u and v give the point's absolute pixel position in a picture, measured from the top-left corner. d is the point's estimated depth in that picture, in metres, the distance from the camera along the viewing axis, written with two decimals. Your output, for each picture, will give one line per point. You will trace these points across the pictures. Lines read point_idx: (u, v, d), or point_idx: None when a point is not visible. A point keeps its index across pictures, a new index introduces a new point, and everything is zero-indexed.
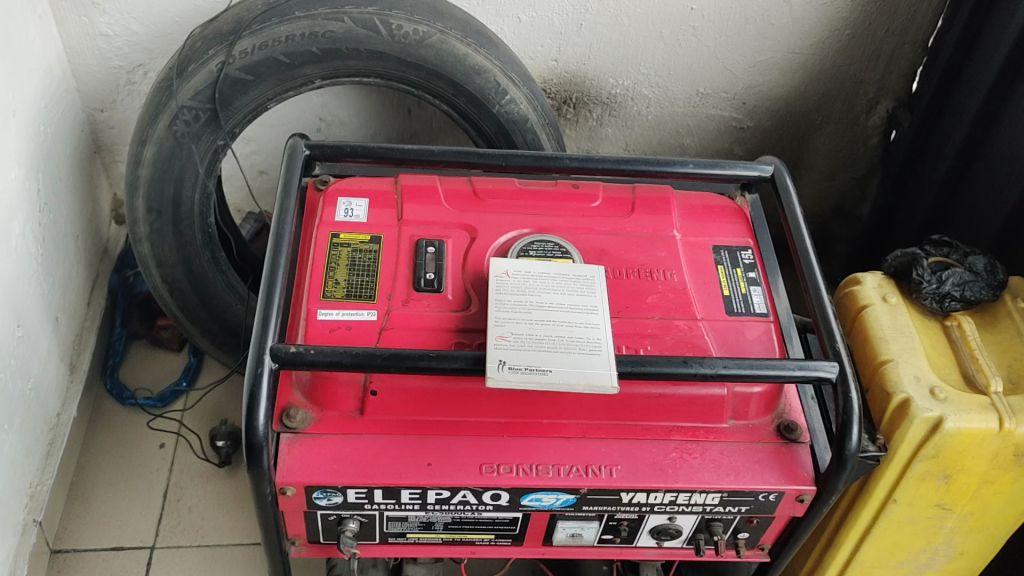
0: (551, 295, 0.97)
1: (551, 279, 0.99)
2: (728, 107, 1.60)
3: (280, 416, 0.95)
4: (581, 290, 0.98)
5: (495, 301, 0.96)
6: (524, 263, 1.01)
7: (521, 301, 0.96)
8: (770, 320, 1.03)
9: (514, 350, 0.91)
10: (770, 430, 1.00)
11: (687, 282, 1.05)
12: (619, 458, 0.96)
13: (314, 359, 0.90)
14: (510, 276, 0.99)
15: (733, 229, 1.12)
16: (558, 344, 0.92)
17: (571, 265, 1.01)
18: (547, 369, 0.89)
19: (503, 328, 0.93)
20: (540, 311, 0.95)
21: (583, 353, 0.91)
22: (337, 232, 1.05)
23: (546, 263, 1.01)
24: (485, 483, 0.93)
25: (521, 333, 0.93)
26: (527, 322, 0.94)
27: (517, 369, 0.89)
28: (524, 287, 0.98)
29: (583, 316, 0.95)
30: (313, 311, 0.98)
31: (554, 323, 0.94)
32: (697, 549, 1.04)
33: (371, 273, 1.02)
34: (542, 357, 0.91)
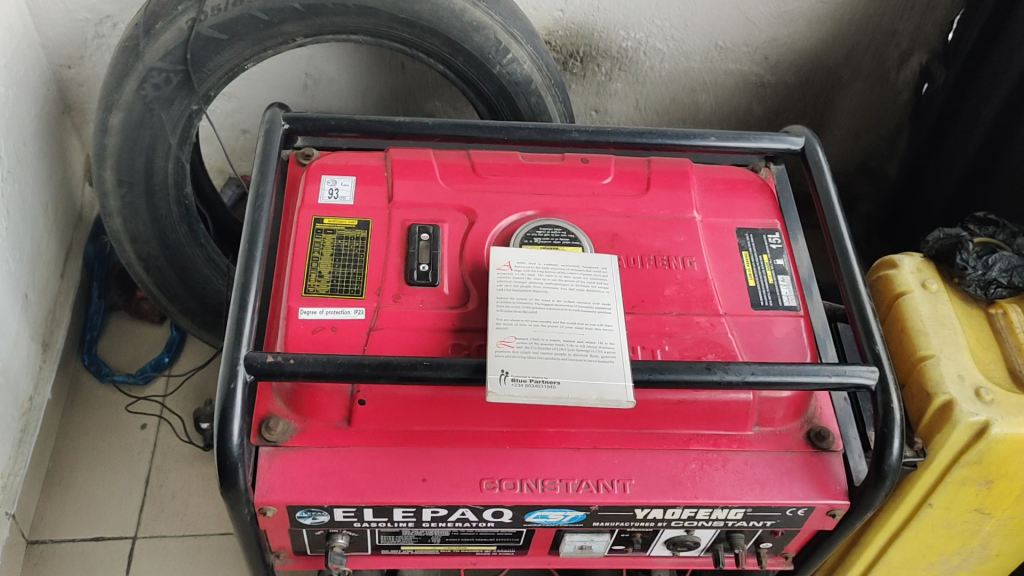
0: (558, 292, 0.87)
1: (558, 272, 0.89)
2: (749, 61, 1.48)
3: (258, 427, 0.86)
4: (592, 286, 0.89)
5: (496, 299, 0.86)
6: (528, 254, 0.91)
7: (525, 300, 0.87)
8: (800, 314, 0.93)
9: (518, 358, 0.82)
10: (799, 437, 0.91)
11: (708, 271, 0.95)
12: (633, 470, 0.88)
13: (294, 370, 0.80)
14: (513, 269, 0.89)
15: (758, 209, 1.02)
16: (567, 350, 0.83)
17: (580, 255, 0.91)
18: (555, 381, 0.80)
19: (505, 332, 0.84)
20: (546, 311, 0.86)
21: (595, 361, 0.82)
22: (321, 217, 0.95)
23: (552, 253, 0.91)
24: (486, 501, 0.85)
25: (525, 338, 0.83)
26: (531, 325, 0.84)
27: (521, 381, 0.80)
28: (529, 282, 0.88)
29: (594, 317, 0.86)
30: (294, 310, 0.88)
31: (562, 326, 0.85)
32: (716, 561, 0.96)
33: (359, 264, 0.92)
34: (548, 366, 0.81)
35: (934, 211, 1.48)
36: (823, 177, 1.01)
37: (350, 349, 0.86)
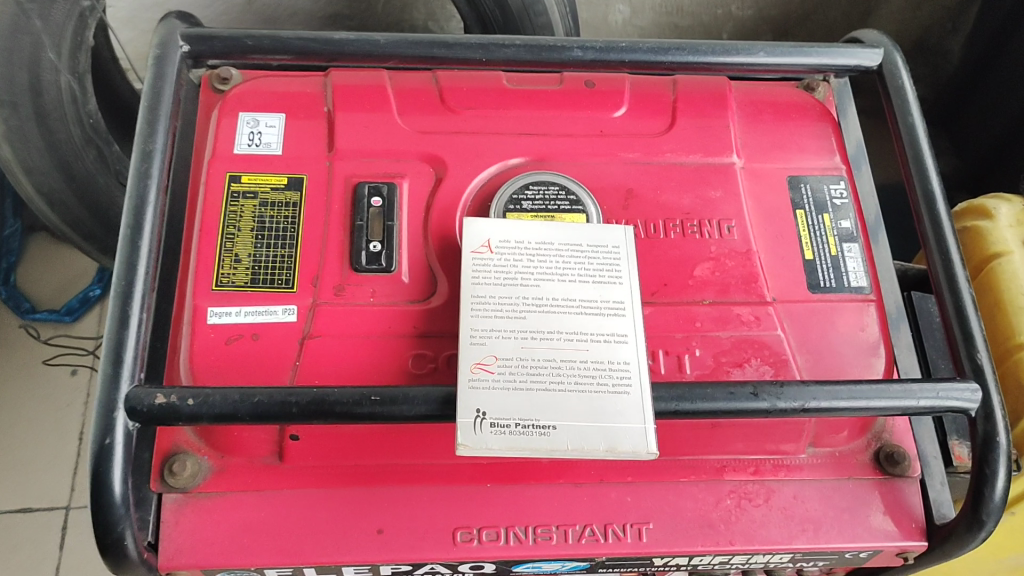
0: (554, 287, 0.65)
1: (553, 256, 0.67)
2: None
3: (160, 469, 0.65)
4: (599, 275, 0.66)
5: (470, 300, 0.64)
6: (512, 227, 0.68)
7: (509, 299, 0.64)
8: (871, 299, 0.71)
9: (499, 390, 0.60)
10: (864, 460, 0.71)
11: (752, 240, 0.72)
12: (650, 510, 0.68)
13: (194, 414, 0.58)
14: (493, 251, 0.66)
15: (817, 146, 0.77)
16: (566, 375, 0.61)
17: (583, 227, 0.68)
18: (549, 425, 0.59)
19: (483, 350, 0.61)
20: (538, 315, 0.63)
21: (604, 391, 0.60)
22: (237, 172, 0.71)
23: (545, 226, 0.68)
24: (461, 558, 0.65)
25: (510, 357, 0.61)
26: (517, 337, 0.62)
27: (504, 426, 0.58)
28: (514, 273, 0.65)
29: (602, 323, 0.63)
30: (201, 310, 0.66)
31: (560, 337, 0.62)
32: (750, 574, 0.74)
33: (288, 242, 0.69)
34: (540, 401, 0.59)
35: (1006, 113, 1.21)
36: (905, 105, 0.75)
37: (276, 366, 0.65)
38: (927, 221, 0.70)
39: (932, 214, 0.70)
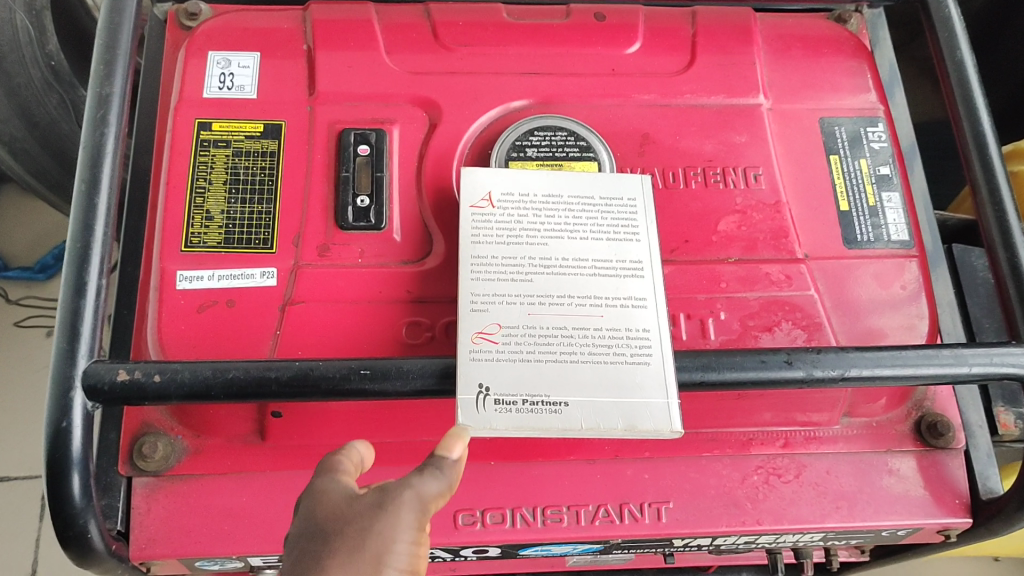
0: (564, 245, 0.58)
1: (562, 210, 0.59)
2: None
3: (128, 449, 0.59)
4: (613, 232, 0.59)
5: (470, 261, 0.57)
6: (516, 178, 0.60)
7: (514, 259, 0.57)
8: (914, 255, 0.64)
9: (505, 362, 0.53)
10: (903, 430, 0.65)
11: (781, 190, 0.65)
12: (670, 488, 0.62)
13: (161, 392, 0.51)
14: (495, 205, 0.59)
15: (851, 84, 0.70)
16: (579, 344, 0.54)
17: (595, 178, 0.61)
18: (560, 400, 0.52)
19: (485, 317, 0.54)
20: (547, 278, 0.56)
21: (622, 362, 0.54)
22: (207, 119, 0.63)
23: (553, 176, 0.61)
24: (464, 542, 0.60)
25: (516, 325, 0.54)
26: (524, 302, 0.55)
27: (510, 404, 0.51)
28: (519, 230, 0.58)
29: (618, 285, 0.57)
30: (170, 274, 0.59)
31: (572, 301, 0.56)
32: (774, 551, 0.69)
33: (266, 196, 0.62)
34: (551, 374, 0.53)
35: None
36: (953, 38, 0.67)
37: (254, 336, 0.58)
38: (978, 168, 0.63)
39: (982, 157, 0.63)
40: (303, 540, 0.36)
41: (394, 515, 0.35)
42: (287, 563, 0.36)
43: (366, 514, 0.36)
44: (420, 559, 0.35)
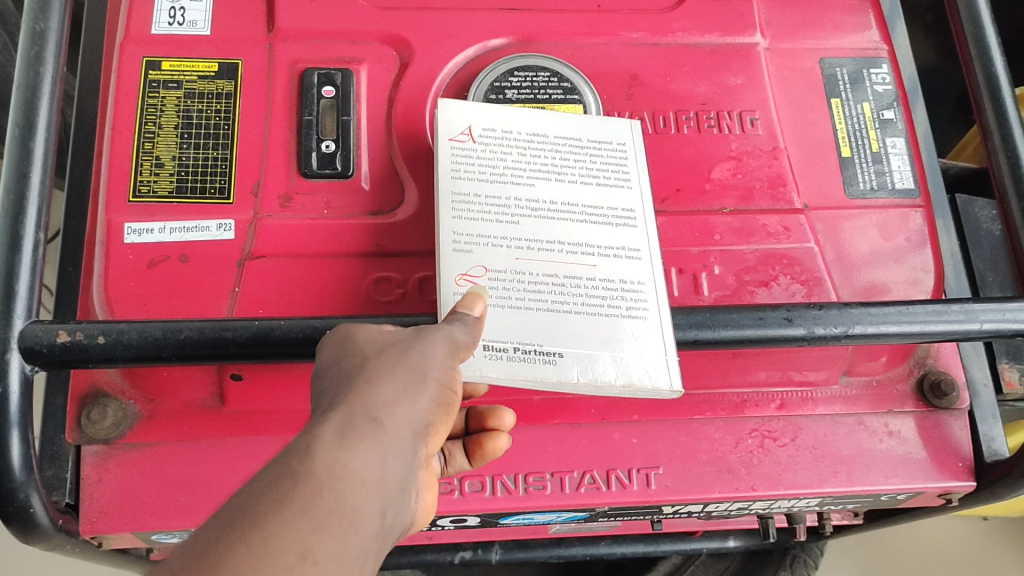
0: (552, 187, 0.53)
1: (548, 150, 0.55)
2: None
3: (75, 416, 0.54)
4: (602, 176, 0.55)
5: (450, 197, 0.52)
6: (497, 113, 0.56)
7: (498, 199, 0.52)
8: (919, 204, 0.61)
9: (492, 308, 0.48)
10: (904, 390, 0.61)
11: (779, 135, 0.61)
12: (660, 453, 0.58)
13: (106, 355, 0.46)
14: (476, 140, 0.54)
15: (852, 22, 0.65)
16: (571, 294, 0.49)
17: (584, 118, 0.57)
18: (554, 351, 0.47)
19: (469, 258, 0.50)
20: (534, 222, 0.52)
21: (617, 316, 0.49)
22: (157, 57, 0.58)
23: (537, 113, 0.56)
24: (441, 512, 0.56)
25: (503, 270, 0.50)
26: (511, 247, 0.50)
27: (500, 351, 0.46)
28: (503, 169, 0.53)
29: (610, 234, 0.52)
30: (117, 227, 0.54)
31: (562, 248, 0.51)
32: (765, 515, 0.66)
33: (222, 142, 0.56)
34: (544, 323, 0.48)
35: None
36: None
37: (211, 293, 0.54)
38: (990, 112, 0.59)
39: (994, 101, 0.58)
40: (336, 359, 0.35)
41: (429, 340, 0.35)
42: (321, 385, 0.34)
43: (402, 334, 0.35)
44: (458, 375, 0.35)
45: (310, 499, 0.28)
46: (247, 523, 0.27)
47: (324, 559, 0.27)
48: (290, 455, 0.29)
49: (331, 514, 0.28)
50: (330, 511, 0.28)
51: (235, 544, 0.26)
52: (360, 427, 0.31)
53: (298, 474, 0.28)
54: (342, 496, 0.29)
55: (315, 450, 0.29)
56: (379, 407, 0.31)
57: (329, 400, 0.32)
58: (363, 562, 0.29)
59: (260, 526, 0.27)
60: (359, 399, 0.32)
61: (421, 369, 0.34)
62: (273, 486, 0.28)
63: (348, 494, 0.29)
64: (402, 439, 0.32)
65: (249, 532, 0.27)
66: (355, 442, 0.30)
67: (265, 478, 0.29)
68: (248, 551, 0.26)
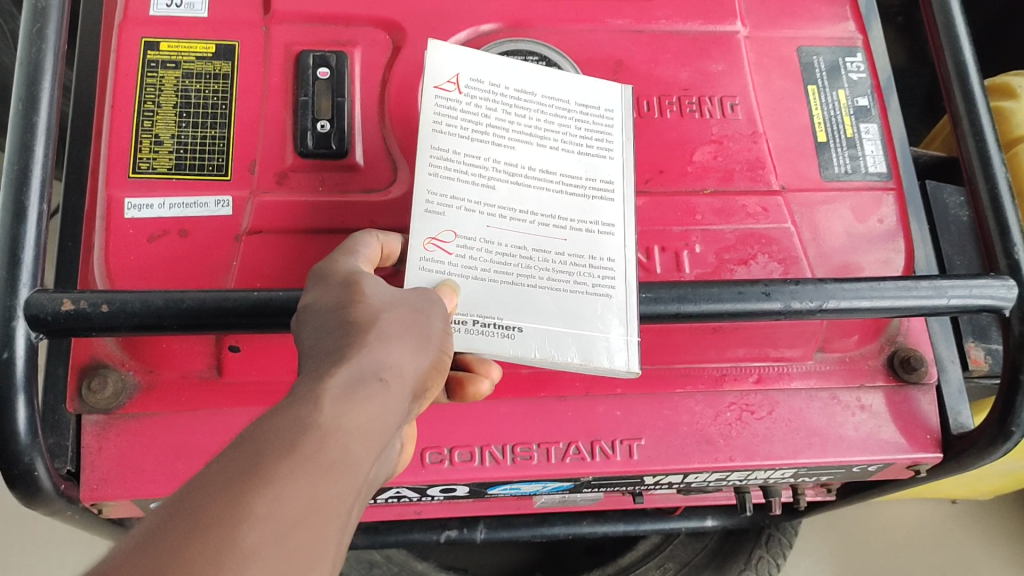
0: (531, 152, 0.52)
1: (532, 112, 0.53)
2: None
3: (76, 386, 0.55)
4: (584, 144, 0.54)
5: (428, 152, 0.50)
6: (485, 62, 0.54)
7: (477, 158, 0.51)
8: (891, 187, 0.63)
9: (456, 277, 0.48)
10: (876, 366, 0.64)
11: (757, 119, 0.63)
12: (643, 425, 0.60)
13: (109, 324, 0.48)
14: (461, 90, 0.53)
15: (829, 12, 0.68)
16: (539, 267, 0.49)
17: (576, 79, 0.55)
18: (514, 326, 0.48)
19: (440, 221, 0.49)
20: (510, 187, 0.51)
21: (582, 292, 0.50)
22: (154, 38, 0.59)
23: (527, 68, 0.54)
24: (431, 480, 0.58)
25: (472, 236, 0.49)
26: (483, 212, 0.50)
27: (459, 324, 0.47)
28: (483, 124, 0.52)
29: (584, 206, 0.52)
30: (117, 203, 0.56)
31: (535, 219, 0.50)
32: (742, 489, 0.69)
33: (219, 120, 0.58)
34: (507, 297, 0.48)
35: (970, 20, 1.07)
36: None
37: (211, 267, 0.55)
38: (958, 94, 0.61)
39: (964, 90, 0.61)
40: (335, 308, 0.36)
41: (427, 309, 0.37)
42: (321, 326, 0.35)
43: (403, 297, 0.37)
44: (450, 345, 0.38)
45: (321, 446, 0.29)
46: (264, 463, 0.28)
47: (335, 497, 0.29)
48: (298, 405, 0.30)
49: (339, 459, 0.30)
50: (340, 456, 0.30)
51: (253, 482, 0.27)
52: (369, 381, 0.32)
53: (310, 422, 0.30)
54: (349, 444, 0.30)
55: (325, 402, 0.30)
56: (384, 367, 0.33)
57: (331, 350, 0.33)
58: (357, 503, 0.31)
59: (276, 469, 0.28)
60: (366, 352, 0.33)
61: (418, 335, 0.36)
62: (284, 432, 0.29)
63: (353, 443, 0.30)
64: (400, 398, 0.33)
65: (272, 464, 0.28)
66: (366, 396, 0.32)
67: (275, 420, 0.30)
68: (266, 489, 0.27)
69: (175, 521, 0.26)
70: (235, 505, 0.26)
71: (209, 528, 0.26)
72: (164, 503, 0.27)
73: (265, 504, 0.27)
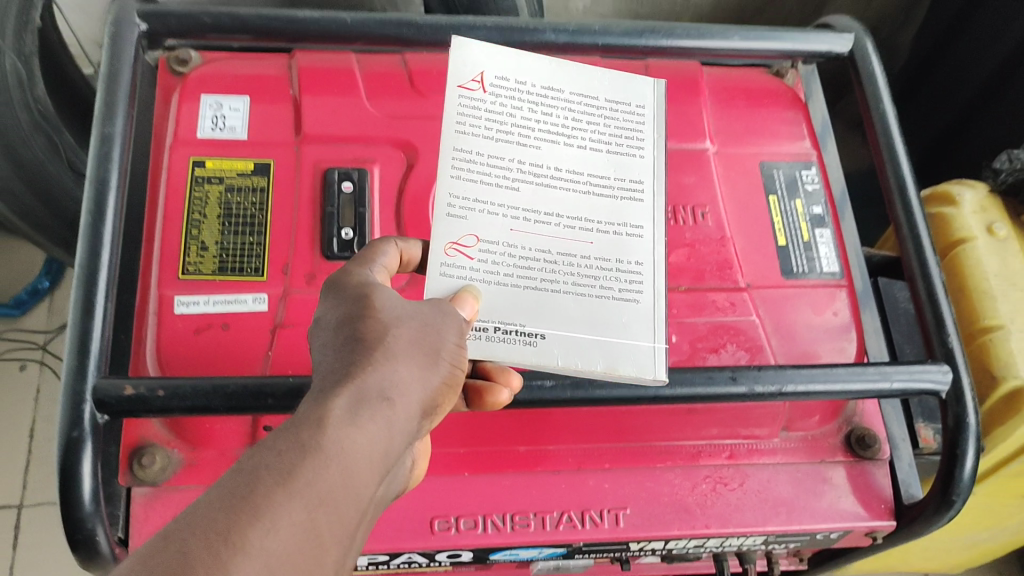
0: (557, 151, 0.55)
1: (560, 108, 0.57)
2: None
3: (128, 461, 0.63)
4: (613, 143, 0.58)
5: (452, 153, 0.52)
6: (508, 62, 0.57)
7: (501, 159, 0.53)
8: (842, 284, 0.72)
9: (479, 283, 0.50)
10: (836, 443, 0.71)
11: (725, 225, 0.72)
12: (628, 496, 0.68)
13: (165, 406, 0.55)
14: (486, 88, 0.55)
15: (787, 131, 0.78)
16: (563, 271, 0.52)
17: (606, 76, 0.59)
18: (536, 333, 0.50)
19: (462, 224, 0.50)
20: (534, 188, 0.53)
21: (610, 297, 0.53)
22: (201, 158, 0.69)
23: (552, 66, 0.58)
24: (439, 546, 0.65)
25: (496, 241, 0.51)
26: (506, 216, 0.52)
27: (481, 331, 0.49)
28: (506, 124, 0.55)
29: (610, 208, 0.55)
30: (168, 300, 0.64)
31: (561, 221, 0.53)
32: (720, 555, 0.75)
33: (257, 228, 0.67)
34: (532, 303, 0.50)
35: (949, 107, 1.21)
36: (877, 93, 0.75)
37: (249, 356, 0.64)
38: (898, 205, 0.70)
39: (903, 198, 0.70)
40: (346, 325, 0.37)
41: (440, 325, 0.39)
42: (335, 341, 0.37)
43: (415, 311, 0.38)
44: (463, 360, 0.39)
45: (320, 470, 0.30)
46: (262, 487, 0.29)
47: (331, 526, 0.30)
48: (302, 428, 0.31)
49: (340, 484, 0.30)
50: (341, 481, 0.30)
51: (250, 504, 0.28)
52: (375, 402, 0.33)
53: (312, 446, 0.30)
54: (351, 469, 0.31)
55: (329, 425, 0.31)
56: (391, 387, 0.34)
57: (341, 366, 0.35)
58: (359, 525, 0.31)
59: (274, 492, 0.28)
60: (377, 373, 0.34)
61: (428, 351, 0.37)
62: (286, 454, 0.30)
63: (353, 466, 0.31)
64: (405, 419, 0.34)
65: (267, 494, 0.28)
66: (370, 417, 0.33)
67: (279, 445, 0.30)
68: (262, 513, 0.28)
69: (170, 542, 0.27)
70: (229, 532, 0.27)
71: (202, 551, 0.26)
72: (159, 531, 0.27)
73: (262, 528, 0.28)
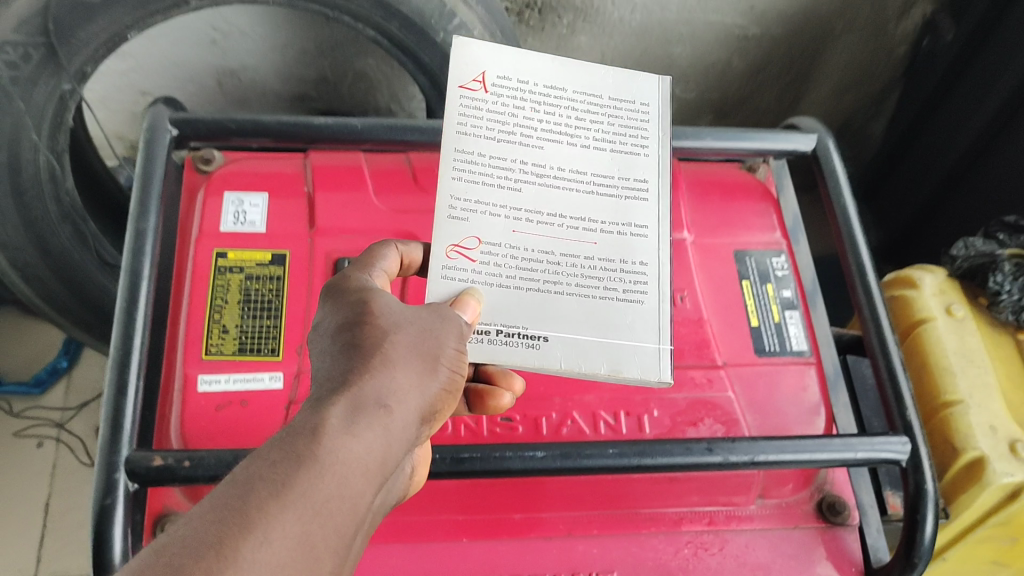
0: (559, 150, 0.58)
1: (563, 105, 0.60)
2: (724, 45, 1.25)
3: (152, 529, 0.68)
4: (617, 140, 0.60)
5: (453, 155, 0.56)
6: (510, 63, 0.60)
7: (504, 160, 0.57)
8: (810, 361, 0.78)
9: (480, 284, 0.54)
10: (809, 509, 0.77)
11: (702, 308, 0.79)
12: (615, 560, 0.73)
13: (191, 475, 0.61)
14: (487, 89, 0.58)
15: (759, 222, 0.85)
16: (566, 272, 0.55)
17: (610, 74, 0.61)
18: (539, 336, 0.54)
19: (463, 227, 0.54)
20: (537, 188, 0.56)
21: (614, 298, 0.56)
22: (224, 249, 0.76)
23: (554, 66, 0.60)
24: None
25: (498, 242, 0.55)
26: (508, 217, 0.55)
27: (483, 334, 0.53)
28: (509, 123, 0.58)
29: (613, 206, 0.58)
30: (191, 378, 0.71)
31: (564, 222, 0.56)
32: None
33: (273, 313, 0.73)
34: (535, 306, 0.54)
35: (927, 181, 1.28)
36: (838, 188, 0.82)
37: (265, 430, 0.69)
38: (860, 289, 0.77)
39: (865, 284, 0.77)
40: (348, 341, 0.41)
41: (437, 342, 0.43)
42: (336, 359, 0.40)
43: (413, 319, 0.43)
44: (460, 365, 0.44)
45: (316, 479, 0.33)
46: (257, 496, 0.32)
47: (325, 533, 0.33)
48: (298, 438, 0.34)
49: (333, 490, 0.33)
50: (335, 488, 0.34)
51: (245, 515, 0.31)
52: (370, 413, 0.37)
53: (307, 457, 0.34)
54: (344, 476, 0.34)
55: (324, 435, 0.35)
56: (386, 397, 0.38)
57: (340, 379, 0.39)
58: (355, 528, 0.35)
59: (270, 503, 0.31)
60: (375, 387, 0.38)
61: (426, 361, 0.42)
62: (283, 463, 0.33)
63: (347, 473, 0.34)
64: (399, 426, 0.38)
65: (262, 502, 0.31)
66: (365, 427, 0.36)
67: (277, 454, 0.34)
68: (260, 523, 0.31)
69: (172, 547, 0.29)
70: (228, 539, 0.30)
71: (203, 554, 0.29)
72: (164, 533, 0.30)
73: (255, 538, 0.30)
